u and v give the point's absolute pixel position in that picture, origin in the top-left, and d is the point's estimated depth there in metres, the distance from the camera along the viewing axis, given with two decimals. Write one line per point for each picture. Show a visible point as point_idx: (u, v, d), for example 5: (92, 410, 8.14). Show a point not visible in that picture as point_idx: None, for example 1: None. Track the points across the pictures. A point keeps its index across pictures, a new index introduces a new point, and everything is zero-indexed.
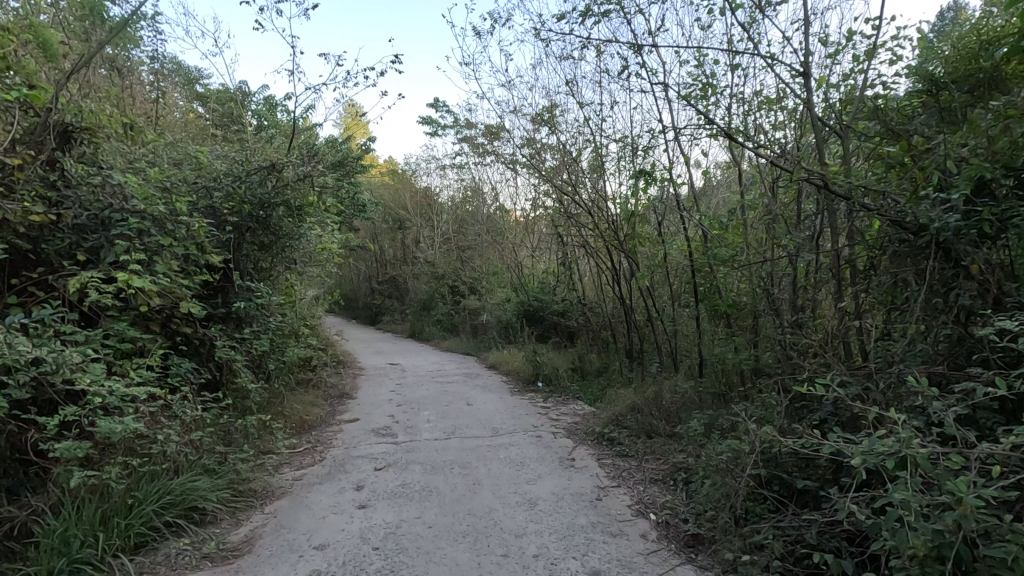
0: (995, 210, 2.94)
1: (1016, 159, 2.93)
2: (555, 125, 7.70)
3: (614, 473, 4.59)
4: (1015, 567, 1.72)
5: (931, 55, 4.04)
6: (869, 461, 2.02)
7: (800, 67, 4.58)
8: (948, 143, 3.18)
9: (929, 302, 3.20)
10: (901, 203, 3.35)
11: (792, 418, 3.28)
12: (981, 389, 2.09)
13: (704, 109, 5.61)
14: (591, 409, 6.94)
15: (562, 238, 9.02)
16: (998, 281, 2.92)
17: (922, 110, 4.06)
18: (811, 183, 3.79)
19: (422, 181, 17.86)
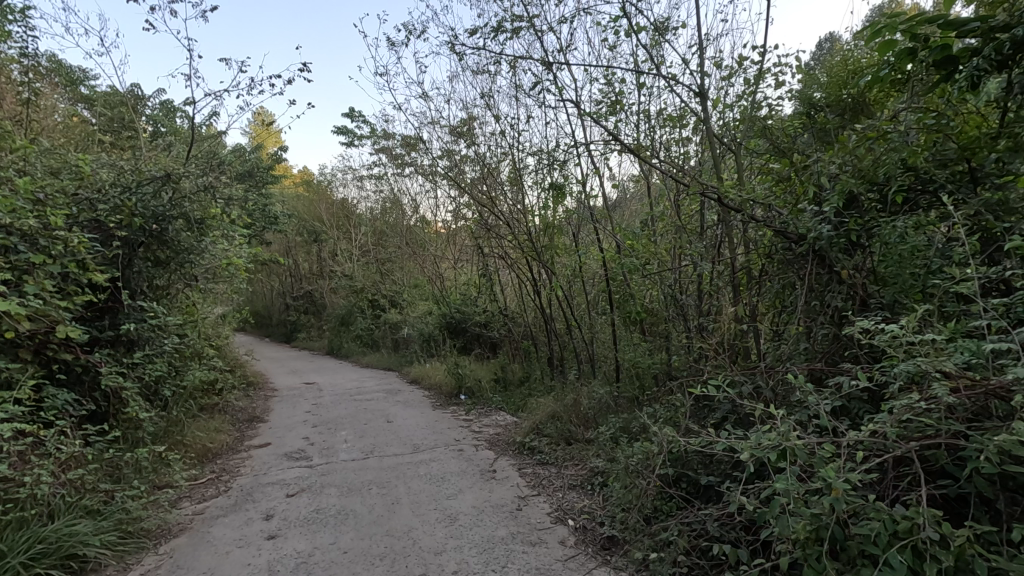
0: (861, 221, 3.29)
1: (877, 175, 3.31)
2: (473, 137, 7.76)
3: (534, 481, 4.64)
4: (878, 541, 1.92)
5: (809, 81, 4.47)
6: (756, 453, 2.18)
7: (698, 88, 4.93)
8: (822, 160, 3.54)
9: (810, 305, 3.52)
10: (785, 215, 3.68)
11: (696, 417, 3.48)
12: (847, 382, 2.31)
13: (614, 125, 5.88)
14: (513, 419, 6.99)
15: (483, 250, 9.07)
16: (863, 283, 3.25)
17: (803, 131, 4.49)
18: (708, 196, 4.08)
19: (339, 192, 17.31)
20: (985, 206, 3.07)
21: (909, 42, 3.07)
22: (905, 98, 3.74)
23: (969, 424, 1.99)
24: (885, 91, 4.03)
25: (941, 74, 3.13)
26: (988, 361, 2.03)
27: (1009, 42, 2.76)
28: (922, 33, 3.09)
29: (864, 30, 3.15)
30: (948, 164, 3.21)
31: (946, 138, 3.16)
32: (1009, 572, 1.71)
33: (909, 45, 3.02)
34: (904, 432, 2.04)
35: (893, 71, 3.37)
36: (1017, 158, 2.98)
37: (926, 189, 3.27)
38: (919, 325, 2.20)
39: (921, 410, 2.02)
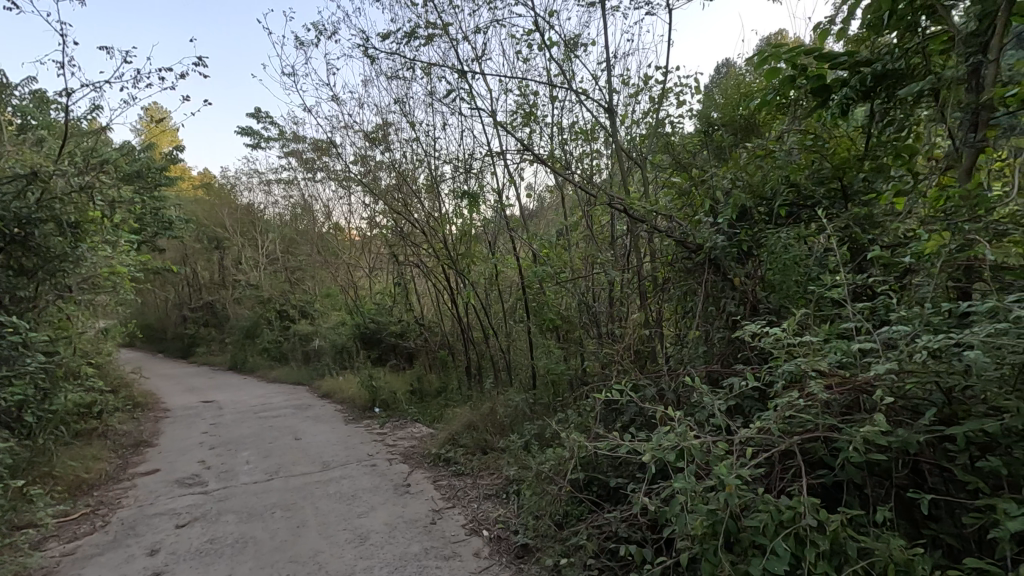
0: (750, 233, 3.57)
1: (764, 190, 3.61)
2: (388, 143, 7.59)
3: (449, 493, 4.56)
4: (766, 532, 2.04)
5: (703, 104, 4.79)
6: (657, 455, 2.26)
7: (607, 104, 5.14)
8: (718, 175, 3.81)
9: (707, 310, 3.75)
10: (685, 226, 3.92)
11: (605, 421, 3.57)
12: (739, 383, 2.46)
13: (528, 136, 5.99)
14: (429, 430, 6.85)
15: (398, 258, 8.87)
16: (753, 290, 3.51)
17: (701, 148, 4.80)
18: (616, 207, 4.24)
19: (243, 197, 16.27)
20: (854, 220, 3.40)
21: (790, 70, 3.44)
22: (787, 121, 4.11)
23: (842, 417, 2.17)
24: (772, 113, 4.36)
25: (818, 100, 3.53)
26: (855, 359, 2.23)
27: (870, 75, 3.29)
28: (801, 63, 3.45)
29: (754, 57, 3.51)
30: (824, 182, 3.56)
31: (822, 158, 3.50)
32: (875, 551, 1.88)
33: (791, 73, 3.36)
34: (788, 427, 2.20)
35: (779, 95, 3.70)
36: (879, 178, 3.39)
37: (806, 204, 3.58)
38: (799, 327, 2.38)
39: (800, 406, 2.19)
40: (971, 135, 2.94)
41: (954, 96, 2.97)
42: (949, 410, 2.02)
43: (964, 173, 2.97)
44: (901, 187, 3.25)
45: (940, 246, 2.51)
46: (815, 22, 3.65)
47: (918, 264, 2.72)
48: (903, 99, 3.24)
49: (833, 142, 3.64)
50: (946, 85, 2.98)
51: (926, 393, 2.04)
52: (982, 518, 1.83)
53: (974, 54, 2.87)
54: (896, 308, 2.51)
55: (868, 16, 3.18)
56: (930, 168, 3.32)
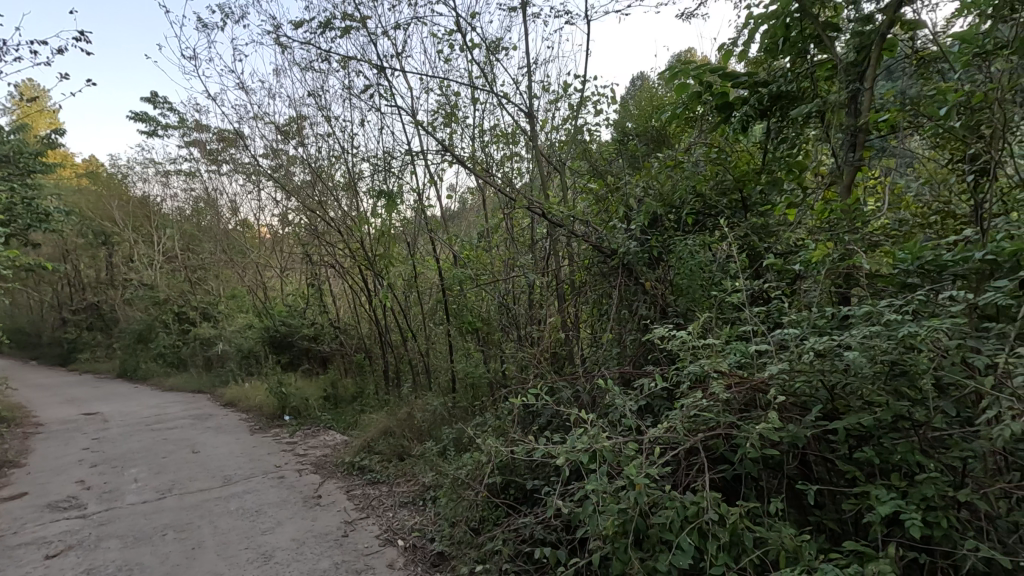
0: (660, 240, 3.76)
1: (674, 199, 3.81)
2: (302, 137, 7.23)
3: (363, 503, 4.39)
4: (672, 528, 2.12)
5: (615, 115, 4.97)
6: (571, 457, 2.29)
7: (527, 108, 5.20)
8: (632, 183, 3.97)
9: (620, 313, 3.88)
10: (600, 232, 4.04)
11: (522, 424, 3.58)
12: (648, 384, 2.55)
13: (448, 137, 5.92)
14: (343, 438, 6.58)
15: (312, 258, 8.47)
16: (663, 293, 3.67)
17: (617, 156, 4.97)
18: (535, 211, 4.29)
19: (137, 188, 14.88)
20: (753, 229, 3.65)
21: (698, 86, 3.67)
22: (694, 133, 4.35)
23: (741, 415, 2.30)
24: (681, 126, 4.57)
25: (721, 116, 3.80)
26: (752, 360, 2.38)
27: (767, 95, 3.62)
28: (706, 80, 3.68)
29: (665, 72, 3.73)
30: (726, 193, 3.80)
31: (725, 170, 3.73)
32: (769, 540, 2.00)
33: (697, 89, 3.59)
34: (692, 426, 2.30)
35: (687, 110, 3.93)
36: (774, 191, 3.67)
37: (710, 213, 3.81)
38: (703, 329, 2.50)
39: (702, 405, 2.30)
40: (850, 155, 3.29)
41: (837, 120, 3.25)
42: (832, 405, 2.19)
43: (844, 189, 3.32)
44: (793, 200, 3.54)
45: (825, 255, 2.74)
46: (720, 43, 3.91)
47: (807, 271, 2.94)
48: (795, 119, 3.57)
49: (735, 155, 3.88)
50: (830, 108, 3.24)
51: (812, 391, 2.20)
52: (859, 505, 2.00)
53: (852, 82, 3.23)
54: (788, 313, 2.71)
55: (766, 40, 3.45)
56: (817, 183, 3.65)
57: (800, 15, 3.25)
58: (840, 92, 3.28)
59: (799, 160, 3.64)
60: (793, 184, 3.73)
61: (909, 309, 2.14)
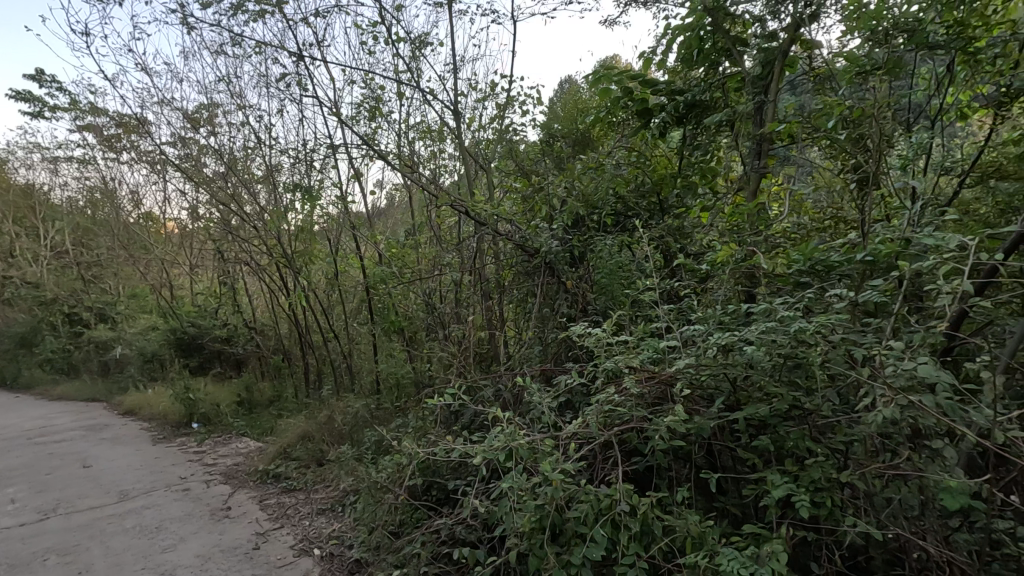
0: (581, 240, 3.87)
1: (596, 200, 3.91)
2: (212, 125, 6.77)
3: (277, 513, 4.18)
4: (587, 521, 2.17)
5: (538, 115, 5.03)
6: (488, 456, 2.28)
7: (454, 105, 5.14)
8: (556, 184, 4.03)
9: (542, 311, 3.95)
10: (523, 231, 4.08)
11: (444, 424, 3.54)
12: (566, 381, 2.58)
13: (372, 131, 5.75)
14: (257, 444, 6.23)
15: (224, 255, 7.96)
16: (584, 292, 3.77)
17: (543, 157, 5.03)
18: (460, 209, 4.25)
19: (18, 175, 13.35)
20: (668, 231, 3.79)
21: (618, 89, 3.76)
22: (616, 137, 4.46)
23: (653, 408, 2.39)
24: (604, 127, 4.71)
25: (641, 122, 3.98)
26: (663, 356, 2.47)
27: (683, 103, 3.82)
28: (626, 86, 3.82)
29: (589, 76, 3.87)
30: (645, 196, 3.96)
31: (644, 174, 3.88)
32: (676, 528, 2.09)
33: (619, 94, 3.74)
34: (607, 421, 2.36)
35: (610, 114, 4.07)
36: (689, 195, 3.86)
37: (629, 215, 3.95)
38: (618, 326, 2.58)
39: (616, 401, 2.37)
40: (754, 162, 3.59)
41: (744, 128, 3.52)
42: (734, 398, 2.32)
43: (751, 193, 3.58)
44: (706, 203, 3.73)
45: (730, 256, 2.91)
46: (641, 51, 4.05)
47: (713, 271, 3.11)
48: (709, 127, 3.79)
49: (653, 160, 4.02)
50: (740, 118, 3.51)
51: (717, 384, 2.32)
52: (756, 490, 2.14)
53: (758, 94, 3.50)
54: (696, 311, 2.85)
55: (681, 51, 3.62)
56: (726, 188, 3.87)
57: (713, 29, 3.52)
58: (747, 103, 3.54)
59: (711, 167, 3.85)
60: (705, 188, 3.93)
61: (800, 306, 2.31)
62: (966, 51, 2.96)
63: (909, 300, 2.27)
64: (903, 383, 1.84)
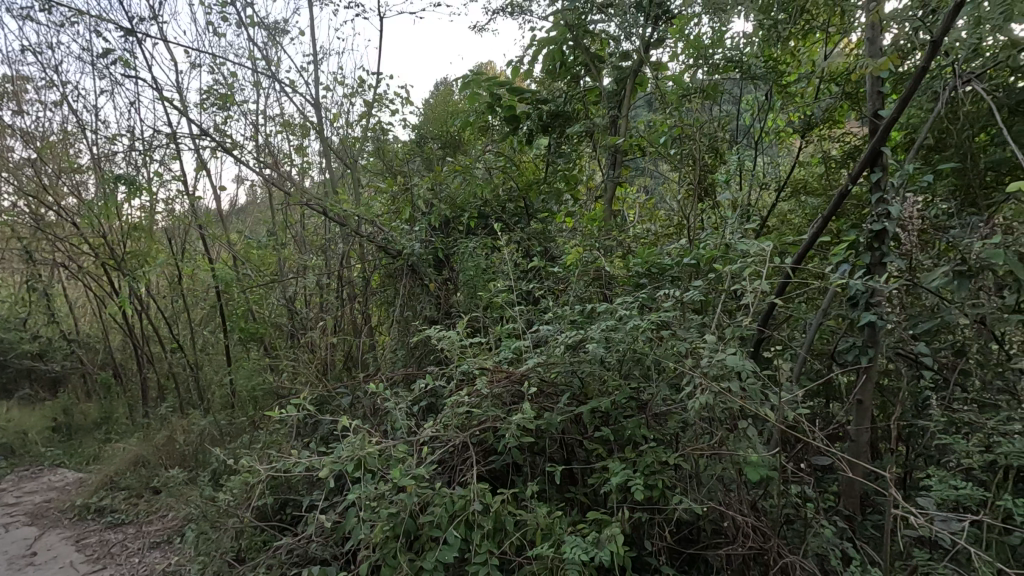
0: (444, 243, 3.91)
1: (463, 203, 3.95)
2: (18, 103, 5.75)
3: (98, 553, 3.64)
4: (440, 524, 2.16)
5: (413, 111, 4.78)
6: (336, 467, 2.19)
7: (315, 99, 4.87)
8: (421, 186, 4.00)
9: (404, 313, 3.90)
10: (385, 232, 3.98)
11: (298, 436, 3.34)
12: (421, 386, 2.56)
13: (222, 122, 5.26)
14: (77, 475, 5.37)
15: (35, 256, 6.79)
16: (447, 294, 3.81)
17: (412, 157, 4.89)
18: (317, 208, 4.02)
19: None
20: (533, 234, 3.95)
21: (488, 97, 4.12)
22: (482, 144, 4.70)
23: (506, 408, 2.46)
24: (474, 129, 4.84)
25: (511, 128, 4.26)
26: (516, 356, 2.56)
27: (547, 113, 4.08)
28: (495, 92, 4.13)
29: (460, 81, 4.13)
30: (514, 200, 4.12)
31: (511, 179, 4.05)
32: (526, 522, 2.16)
33: (488, 100, 4.08)
34: (462, 422, 2.38)
35: (478, 118, 4.24)
36: (554, 201, 4.08)
37: (494, 218, 4.06)
38: (472, 328, 2.62)
39: (470, 401, 2.41)
40: (609, 172, 3.90)
41: (601, 138, 3.88)
42: (581, 392, 2.46)
43: (608, 200, 3.97)
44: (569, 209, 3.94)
45: (578, 258, 3.10)
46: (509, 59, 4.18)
47: (564, 273, 3.28)
48: (572, 136, 4.04)
49: (520, 165, 4.32)
50: (597, 129, 3.90)
51: (565, 380, 2.45)
52: (599, 478, 2.29)
53: (614, 107, 3.93)
54: (548, 311, 3.00)
55: (546, 63, 3.96)
56: (588, 196, 4.14)
57: (574, 45, 3.90)
58: (604, 116, 3.91)
59: (574, 175, 4.09)
60: (567, 195, 4.16)
61: (636, 305, 2.52)
62: (780, 83, 3.74)
63: (722, 298, 2.59)
64: (715, 371, 2.09)
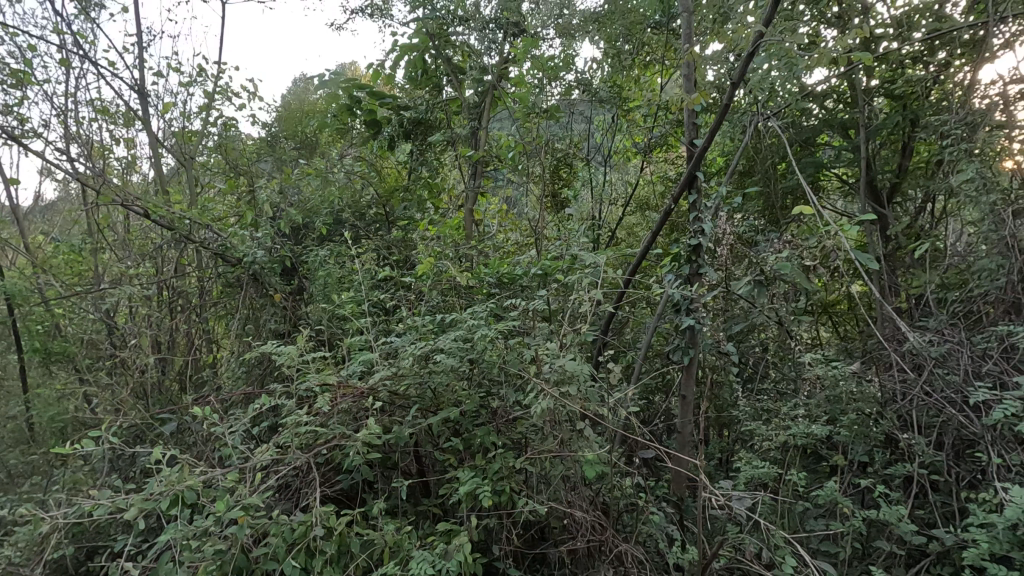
0: (292, 251, 3.66)
1: (317, 208, 3.75)
2: None
3: None
4: (276, 556, 2.00)
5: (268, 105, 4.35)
6: (147, 505, 1.93)
7: (140, 85, 4.27)
8: (268, 188, 3.72)
9: (244, 325, 3.57)
10: (221, 237, 3.61)
11: (108, 473, 2.89)
12: (256, 408, 2.37)
13: (14, 103, 4.39)
14: None
15: None
16: (293, 305, 3.58)
17: (261, 157, 4.33)
18: (133, 210, 3.39)
19: None
20: (394, 242, 3.88)
21: (346, 99, 4.12)
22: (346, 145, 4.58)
23: (352, 425, 2.36)
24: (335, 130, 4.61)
25: (373, 131, 4.19)
26: (363, 371, 2.48)
27: (408, 120, 4.06)
28: (355, 95, 4.14)
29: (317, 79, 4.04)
30: (373, 207, 3.98)
31: (368, 185, 3.91)
32: (373, 542, 2.08)
33: (347, 102, 4.07)
34: (302, 443, 2.25)
35: (337, 120, 4.14)
36: (416, 208, 4.05)
37: (346, 225, 3.88)
38: (312, 344, 2.47)
39: (312, 421, 2.27)
40: (471, 182, 4.04)
41: (463, 147, 3.95)
42: (432, 404, 2.44)
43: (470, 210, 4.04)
44: (429, 217, 3.94)
45: (431, 269, 3.08)
46: (369, 62, 4.11)
47: (417, 283, 3.23)
48: (434, 145, 4.06)
49: (383, 172, 4.19)
50: (457, 138, 3.99)
51: (414, 393, 2.42)
52: (449, 488, 2.29)
53: (475, 120, 4.00)
54: (399, 322, 2.96)
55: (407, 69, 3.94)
56: (451, 205, 4.16)
57: (436, 55, 3.90)
58: (465, 127, 3.94)
59: (435, 184, 4.12)
60: (428, 203, 4.14)
61: (484, 316, 2.59)
62: (624, 108, 4.14)
63: (563, 308, 2.75)
64: (555, 377, 2.21)
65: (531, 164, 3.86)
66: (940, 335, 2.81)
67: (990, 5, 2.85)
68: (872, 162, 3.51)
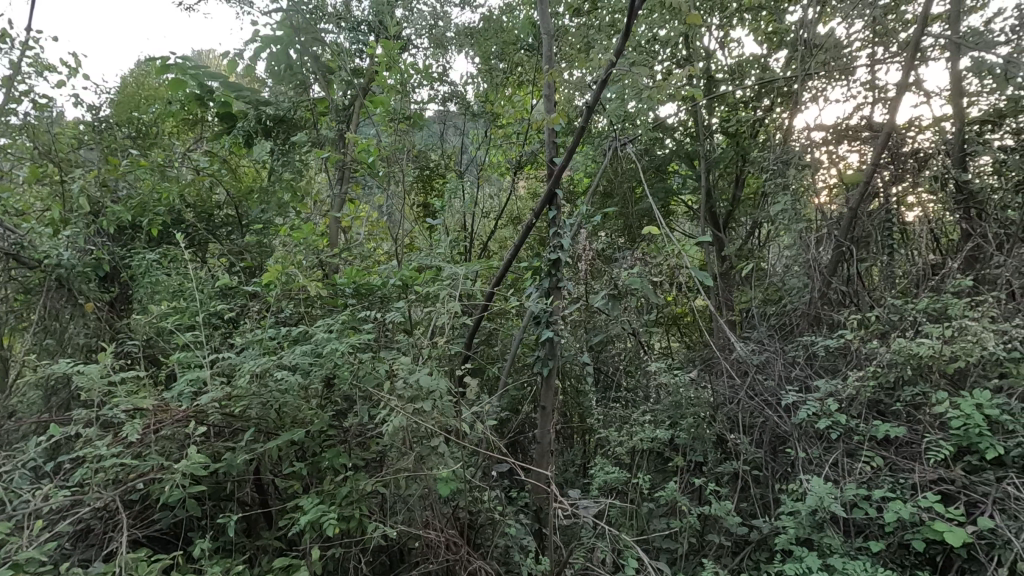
0: (114, 252, 3.23)
1: (155, 207, 3.36)
2: None
3: None
4: None
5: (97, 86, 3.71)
6: None
7: None
8: (84, 179, 3.19)
9: (39, 340, 2.96)
10: (21, 235, 2.96)
11: None
12: (40, 441, 1.96)
13: None
14: None
15: None
16: (110, 318, 3.11)
17: (81, 143, 3.59)
18: None
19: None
20: (248, 248, 3.60)
21: (196, 88, 3.55)
22: (194, 138, 4.10)
23: (171, 455, 2.06)
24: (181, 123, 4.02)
25: (227, 126, 3.72)
26: (189, 393, 2.19)
27: (269, 116, 3.65)
28: (207, 84, 3.62)
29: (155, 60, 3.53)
30: (223, 207, 3.71)
31: (217, 184, 3.61)
32: None
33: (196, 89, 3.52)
34: (105, 479, 1.91)
35: (183, 109, 3.73)
36: (273, 211, 3.69)
37: (180, 226, 3.53)
38: (121, 364, 2.11)
39: (120, 453, 1.94)
40: (337, 186, 3.82)
41: (328, 148, 3.75)
42: (274, 426, 2.20)
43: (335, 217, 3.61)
44: (283, 220, 3.69)
45: (281, 278, 2.82)
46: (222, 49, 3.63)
47: (266, 293, 2.93)
48: (296, 145, 3.64)
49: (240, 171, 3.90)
50: (320, 140, 3.73)
51: (249, 416, 2.17)
52: (290, 519, 2.09)
53: (339, 124, 3.77)
54: (238, 337, 2.68)
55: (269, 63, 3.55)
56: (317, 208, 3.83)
57: (300, 52, 3.60)
58: (331, 129, 3.71)
59: (302, 186, 3.68)
60: (290, 207, 3.73)
61: (337, 330, 2.42)
62: (495, 123, 4.16)
63: (423, 322, 2.67)
64: (409, 393, 2.11)
65: (393, 168, 3.48)
66: (761, 345, 3.18)
67: (801, 62, 3.31)
68: (713, 191, 3.94)
